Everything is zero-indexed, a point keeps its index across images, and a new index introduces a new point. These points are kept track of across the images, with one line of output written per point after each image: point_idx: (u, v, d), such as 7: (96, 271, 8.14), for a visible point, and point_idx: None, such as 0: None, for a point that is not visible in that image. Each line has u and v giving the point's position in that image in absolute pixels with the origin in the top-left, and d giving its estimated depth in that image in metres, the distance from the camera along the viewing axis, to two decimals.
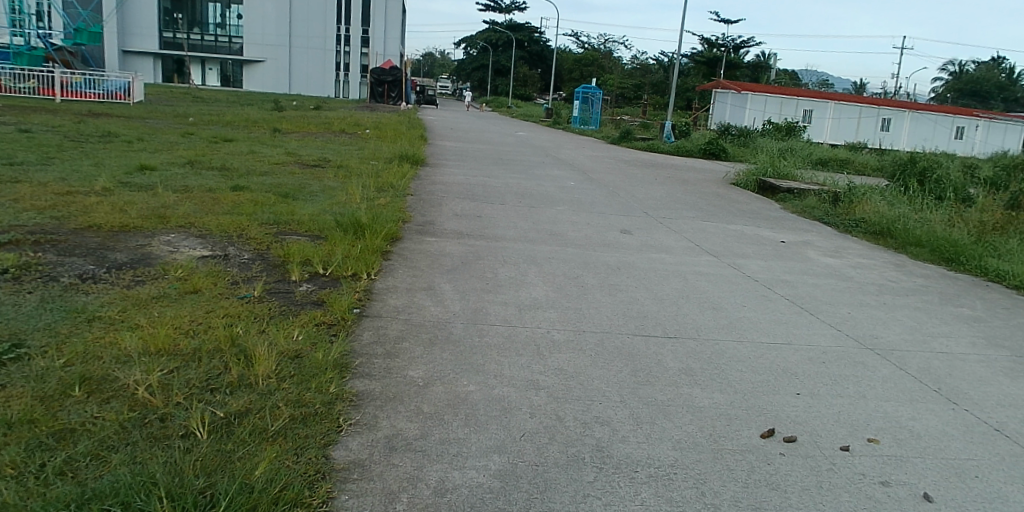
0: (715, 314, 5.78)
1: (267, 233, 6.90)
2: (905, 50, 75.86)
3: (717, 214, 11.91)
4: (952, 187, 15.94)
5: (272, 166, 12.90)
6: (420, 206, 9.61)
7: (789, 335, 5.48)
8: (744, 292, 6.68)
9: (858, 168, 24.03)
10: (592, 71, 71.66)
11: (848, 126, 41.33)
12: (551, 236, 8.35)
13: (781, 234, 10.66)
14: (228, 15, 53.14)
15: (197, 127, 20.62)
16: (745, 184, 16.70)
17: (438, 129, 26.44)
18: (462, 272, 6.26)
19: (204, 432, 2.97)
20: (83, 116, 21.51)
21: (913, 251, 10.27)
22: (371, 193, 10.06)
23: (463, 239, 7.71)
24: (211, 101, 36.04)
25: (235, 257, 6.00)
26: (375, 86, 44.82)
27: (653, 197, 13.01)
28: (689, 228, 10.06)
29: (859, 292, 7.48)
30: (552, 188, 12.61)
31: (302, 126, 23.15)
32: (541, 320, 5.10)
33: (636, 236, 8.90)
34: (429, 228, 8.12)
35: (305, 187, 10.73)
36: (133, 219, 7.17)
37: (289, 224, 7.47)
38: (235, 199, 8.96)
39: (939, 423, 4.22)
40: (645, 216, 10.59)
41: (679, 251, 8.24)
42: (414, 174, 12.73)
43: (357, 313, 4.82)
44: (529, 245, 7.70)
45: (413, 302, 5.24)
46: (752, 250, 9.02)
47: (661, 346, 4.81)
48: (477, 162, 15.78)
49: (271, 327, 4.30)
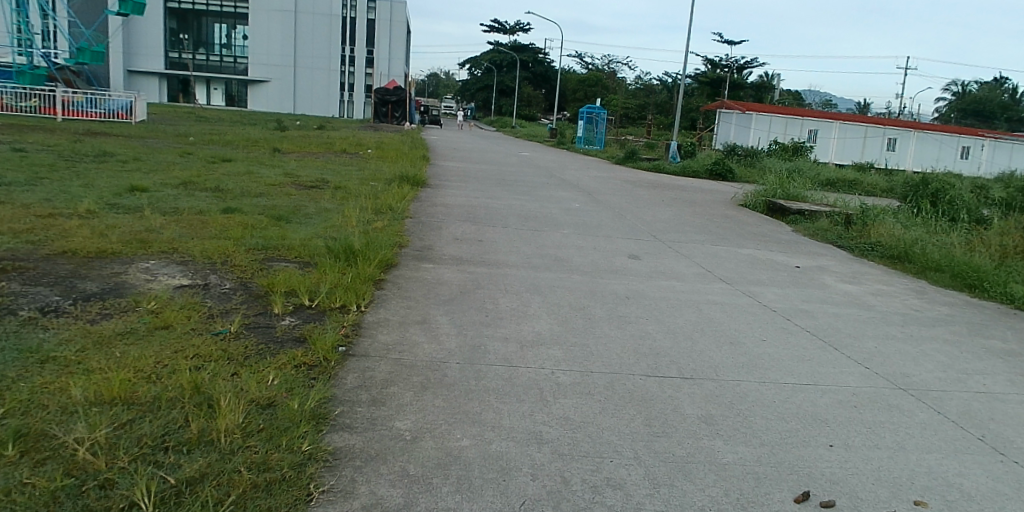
0: (734, 350, 5.33)
1: (252, 259, 6.50)
2: (909, 70, 76.36)
3: (728, 237, 11.48)
4: (965, 209, 15.61)
5: (267, 187, 12.53)
6: (419, 230, 9.19)
7: (815, 375, 5.05)
8: (762, 324, 6.25)
9: (866, 190, 23.68)
10: (596, 92, 71.94)
11: (852, 146, 41.09)
12: (554, 262, 7.92)
13: (795, 259, 10.23)
14: (233, 35, 53.65)
15: (196, 147, 20.30)
16: (754, 204, 16.34)
17: (441, 149, 26.18)
18: (459, 304, 5.82)
19: (149, 505, 2.54)
20: (82, 136, 21.21)
21: (933, 276, 9.85)
22: (368, 216, 9.68)
23: (461, 265, 7.29)
24: (215, 121, 35.88)
25: (215, 287, 5.57)
26: (378, 105, 44.71)
27: (661, 219, 12.60)
28: (700, 252, 9.63)
29: (884, 322, 7.03)
30: (556, 210, 12.23)
31: (302, 145, 22.86)
32: (544, 358, 4.65)
33: (645, 261, 8.48)
34: (426, 253, 7.70)
35: (300, 209, 10.38)
36: (113, 244, 6.77)
37: (278, 249, 7.07)
38: (225, 222, 8.58)
39: (990, 479, 3.76)
40: (653, 240, 10.17)
41: (690, 279, 7.81)
42: (414, 195, 12.36)
43: (343, 352, 4.39)
44: (531, 271, 7.28)
45: (405, 339, 4.80)
46: (767, 276, 8.58)
47: (677, 389, 4.36)
48: (479, 183, 15.44)
49: (244, 370, 3.87)
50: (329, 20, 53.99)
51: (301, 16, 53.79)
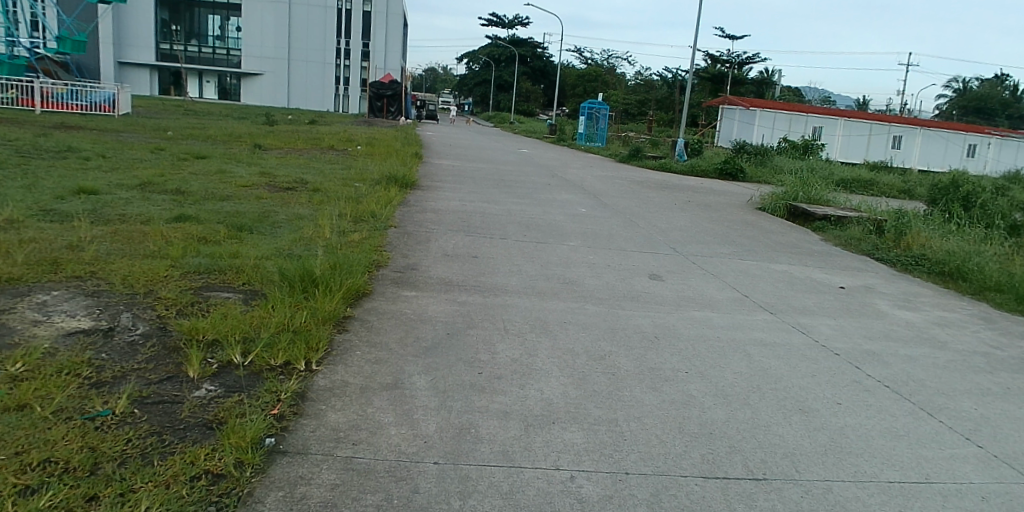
0: (811, 427, 4.01)
1: (184, 289, 5.15)
2: (911, 66, 75.14)
3: (755, 249, 10.15)
4: (1001, 216, 14.34)
5: (237, 188, 11.18)
6: (403, 243, 7.85)
7: (922, 466, 3.74)
8: (831, 379, 4.93)
9: (883, 191, 22.37)
10: (596, 87, 70.62)
11: (857, 144, 39.69)
12: (564, 286, 6.57)
13: (836, 277, 8.91)
14: (227, 27, 52.12)
15: (172, 141, 18.94)
16: (773, 209, 15.03)
17: (437, 146, 24.82)
18: (447, 352, 4.48)
19: None
20: (52, 129, 19.77)
21: (995, 299, 8.53)
22: (343, 226, 8.33)
23: (451, 293, 5.93)
24: (203, 114, 34.43)
25: (122, 333, 4.22)
26: (373, 100, 43.16)
27: (677, 227, 11.28)
28: (730, 270, 8.32)
29: (968, 368, 5.71)
30: (561, 216, 10.90)
31: (288, 141, 21.49)
32: (557, 449, 3.32)
33: (670, 284, 7.14)
34: (409, 276, 6.33)
35: (269, 216, 9.05)
36: (13, 267, 5.38)
37: (223, 273, 5.71)
38: (170, 233, 7.22)
39: None
40: (674, 254, 8.84)
41: (727, 309, 6.49)
42: (401, 199, 11.04)
43: (271, 448, 3.06)
44: (536, 301, 5.96)
45: (365, 418, 3.44)
46: (813, 302, 7.27)
47: (749, 505, 3.05)
48: (475, 184, 14.14)
49: (104, 498, 2.54)
50: (325, 12, 52.57)
51: (296, 8, 52.37)
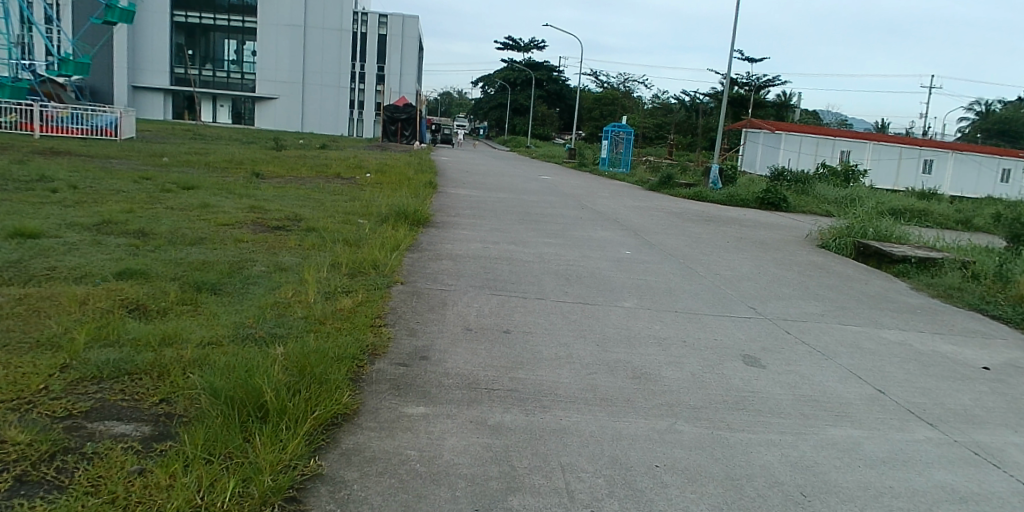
0: None
1: (51, 421, 3.22)
2: (934, 89, 72.73)
3: (848, 307, 8.11)
4: None
5: (215, 228, 9.35)
6: (411, 311, 5.93)
7: None
8: None
9: (938, 222, 20.24)
10: (612, 110, 68.91)
11: (888, 168, 37.57)
12: (636, 384, 4.61)
13: (967, 350, 6.86)
14: (242, 52, 50.84)
15: (163, 170, 17.23)
16: (839, 246, 13.01)
17: (453, 173, 22.96)
18: None
19: None
20: (35, 156, 18.12)
21: None
22: (335, 284, 6.43)
23: (477, 405, 4.01)
24: (210, 139, 32.87)
25: None
26: (387, 124, 41.65)
27: (744, 275, 9.30)
28: (840, 345, 6.30)
29: None
30: (604, 262, 8.96)
31: (290, 168, 19.70)
32: None
33: (777, 376, 5.15)
34: (418, 372, 4.43)
35: (244, 266, 7.20)
36: None
37: (137, 379, 3.81)
38: (93, 300, 5.33)
39: None
40: (758, 319, 6.85)
41: (874, 424, 4.48)
42: (411, 241, 9.20)
43: None
44: (605, 418, 4.00)
45: None
46: (973, 402, 5.26)
47: None
48: (496, 219, 12.26)
49: None
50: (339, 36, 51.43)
51: (311, 31, 51.35)
